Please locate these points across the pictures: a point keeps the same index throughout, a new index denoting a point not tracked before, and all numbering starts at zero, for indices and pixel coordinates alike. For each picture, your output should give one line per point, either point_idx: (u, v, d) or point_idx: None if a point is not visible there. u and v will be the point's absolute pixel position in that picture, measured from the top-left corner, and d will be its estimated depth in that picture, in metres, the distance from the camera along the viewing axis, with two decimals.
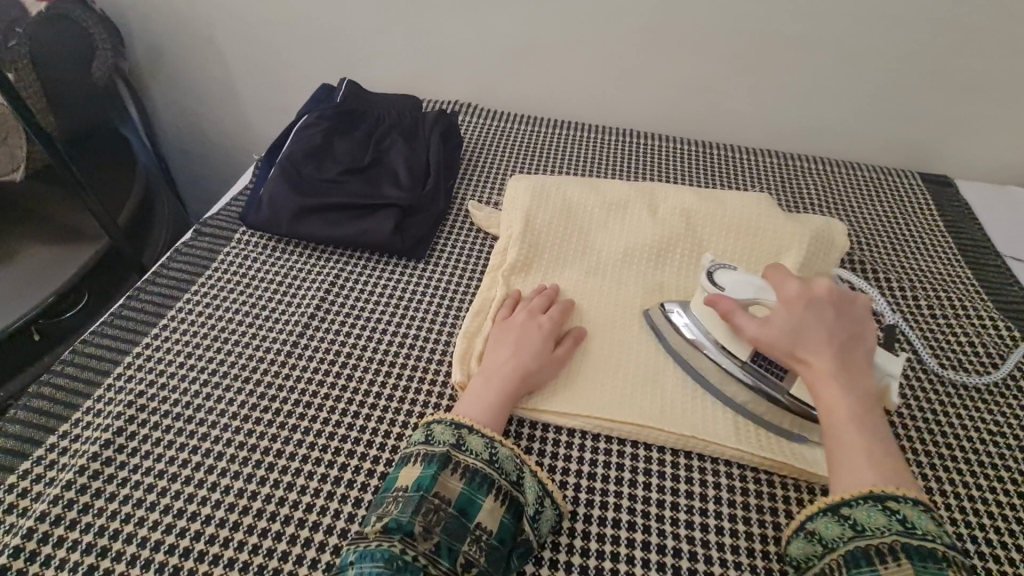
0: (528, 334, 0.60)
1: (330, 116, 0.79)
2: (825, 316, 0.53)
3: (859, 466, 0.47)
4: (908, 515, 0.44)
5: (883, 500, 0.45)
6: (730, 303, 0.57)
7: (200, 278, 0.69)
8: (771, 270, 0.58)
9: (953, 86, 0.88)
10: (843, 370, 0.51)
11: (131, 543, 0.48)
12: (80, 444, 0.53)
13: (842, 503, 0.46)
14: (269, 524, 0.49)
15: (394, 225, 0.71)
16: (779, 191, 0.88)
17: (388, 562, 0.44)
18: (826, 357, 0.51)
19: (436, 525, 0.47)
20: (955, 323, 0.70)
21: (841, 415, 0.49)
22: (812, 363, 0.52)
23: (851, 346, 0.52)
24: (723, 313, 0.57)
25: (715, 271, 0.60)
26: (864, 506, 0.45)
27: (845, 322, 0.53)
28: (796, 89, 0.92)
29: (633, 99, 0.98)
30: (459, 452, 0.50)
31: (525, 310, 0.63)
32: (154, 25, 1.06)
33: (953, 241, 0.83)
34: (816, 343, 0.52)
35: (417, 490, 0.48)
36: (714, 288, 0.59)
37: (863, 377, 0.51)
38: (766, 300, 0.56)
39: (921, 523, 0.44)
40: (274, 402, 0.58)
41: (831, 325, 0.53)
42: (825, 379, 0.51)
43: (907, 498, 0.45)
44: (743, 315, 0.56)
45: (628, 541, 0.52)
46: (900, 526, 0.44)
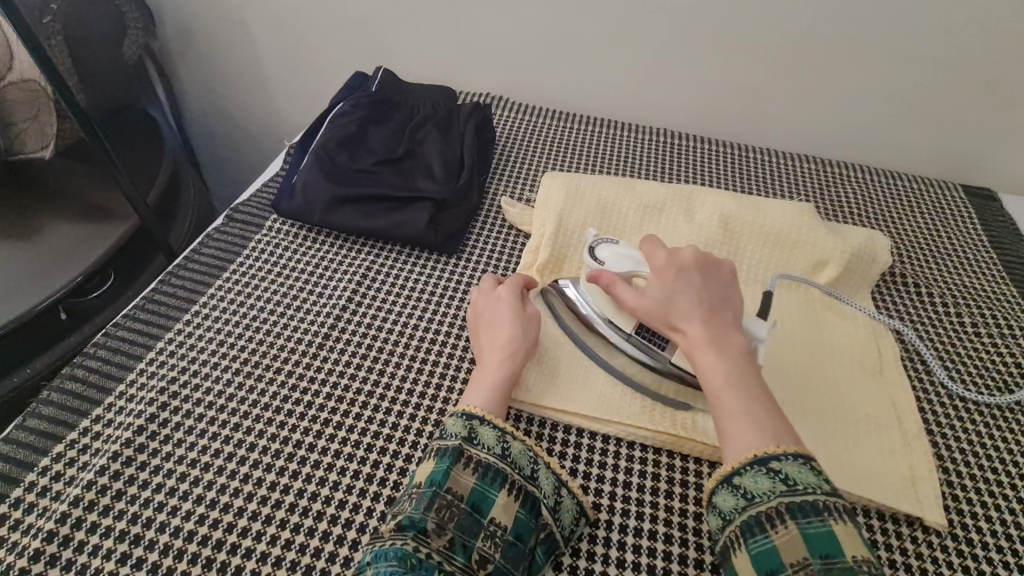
0: (498, 315, 0.59)
1: (365, 105, 0.78)
2: (693, 283, 0.55)
3: (743, 431, 0.46)
4: (789, 473, 0.43)
5: (767, 463, 0.44)
6: (610, 276, 0.59)
7: (231, 265, 0.68)
8: (645, 242, 0.60)
9: (1004, 96, 0.85)
10: (714, 335, 0.52)
11: (164, 532, 0.47)
12: (113, 429, 0.53)
13: (733, 473, 0.45)
14: (302, 519, 0.49)
15: (428, 219, 0.69)
16: (818, 199, 0.86)
17: (402, 561, 0.42)
18: (699, 325, 0.52)
19: (449, 521, 0.45)
20: (999, 343, 0.68)
21: (719, 382, 0.49)
22: (688, 334, 0.53)
23: (720, 311, 0.54)
24: (604, 285, 0.59)
25: (596, 246, 0.62)
26: (750, 472, 0.44)
27: (711, 289, 0.55)
28: (839, 94, 0.90)
29: (670, 98, 0.96)
30: (471, 446, 0.49)
31: (485, 294, 0.62)
32: (185, 5, 1.06)
33: (998, 257, 0.80)
34: (688, 313, 0.53)
35: (430, 485, 0.47)
36: (596, 263, 0.61)
37: (734, 338, 0.52)
38: (642, 272, 0.58)
39: (802, 478, 0.43)
40: (306, 394, 0.57)
41: (698, 293, 0.54)
42: (700, 348, 0.52)
43: (787, 455, 0.44)
44: (623, 286, 0.58)
45: (665, 554, 0.50)
46: (783, 486, 0.43)
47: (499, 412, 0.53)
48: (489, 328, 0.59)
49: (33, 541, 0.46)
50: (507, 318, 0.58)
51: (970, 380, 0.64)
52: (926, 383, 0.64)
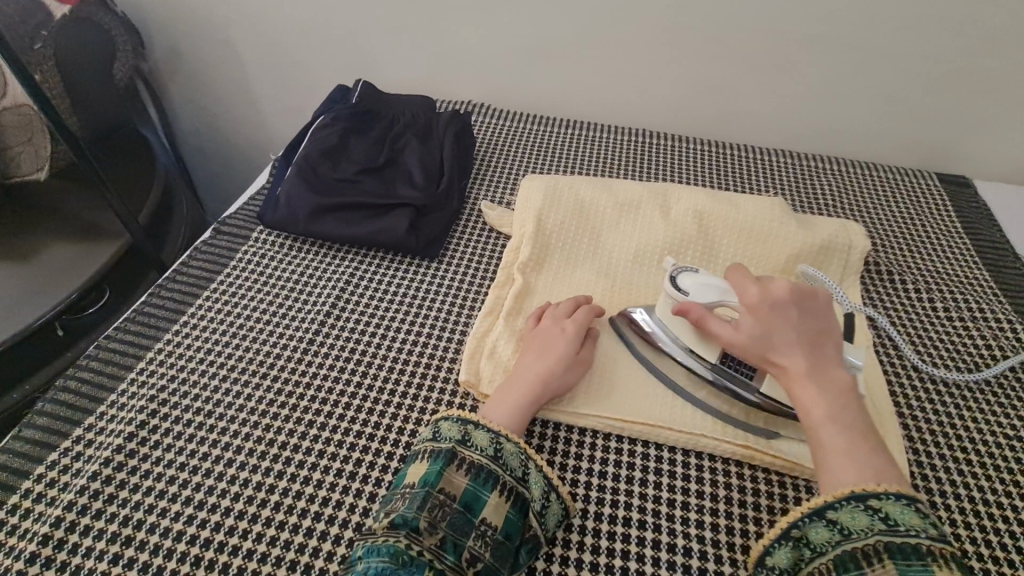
0: (551, 341, 0.59)
1: (346, 117, 0.80)
2: (790, 315, 0.53)
3: (843, 468, 0.46)
4: (890, 512, 0.43)
5: (865, 501, 0.44)
6: (701, 310, 0.55)
7: (219, 276, 0.70)
8: (733, 270, 0.58)
9: (972, 85, 0.87)
10: (814, 370, 0.51)
11: (154, 533, 0.49)
12: (104, 436, 0.55)
13: (827, 506, 0.45)
14: (287, 516, 0.50)
15: (409, 225, 0.71)
16: (794, 193, 0.88)
17: (394, 557, 0.44)
18: (799, 360, 0.51)
19: (441, 521, 0.47)
20: (970, 325, 0.70)
21: (820, 419, 0.49)
22: (786, 368, 0.52)
23: (820, 343, 0.52)
24: (695, 320, 0.56)
25: (677, 276, 0.59)
26: (848, 508, 0.45)
27: (810, 318, 0.53)
28: (810, 89, 0.92)
29: (646, 99, 0.98)
30: (464, 448, 0.51)
31: (551, 318, 0.62)
32: (174, 27, 1.08)
33: (971, 242, 0.82)
34: (786, 346, 0.52)
35: (423, 486, 0.49)
36: (679, 296, 0.58)
37: (835, 372, 0.51)
38: (730, 303, 0.56)
39: (904, 519, 0.43)
40: (291, 397, 0.59)
41: (798, 324, 0.53)
42: (800, 383, 0.51)
43: (889, 494, 0.44)
44: (716, 320, 0.55)
45: (638, 539, 0.51)
46: (883, 524, 0.43)
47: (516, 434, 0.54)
48: (536, 351, 0.59)
49: (29, 544, 0.48)
50: (557, 350, 0.58)
51: (941, 362, 0.66)
52: (898, 368, 0.65)
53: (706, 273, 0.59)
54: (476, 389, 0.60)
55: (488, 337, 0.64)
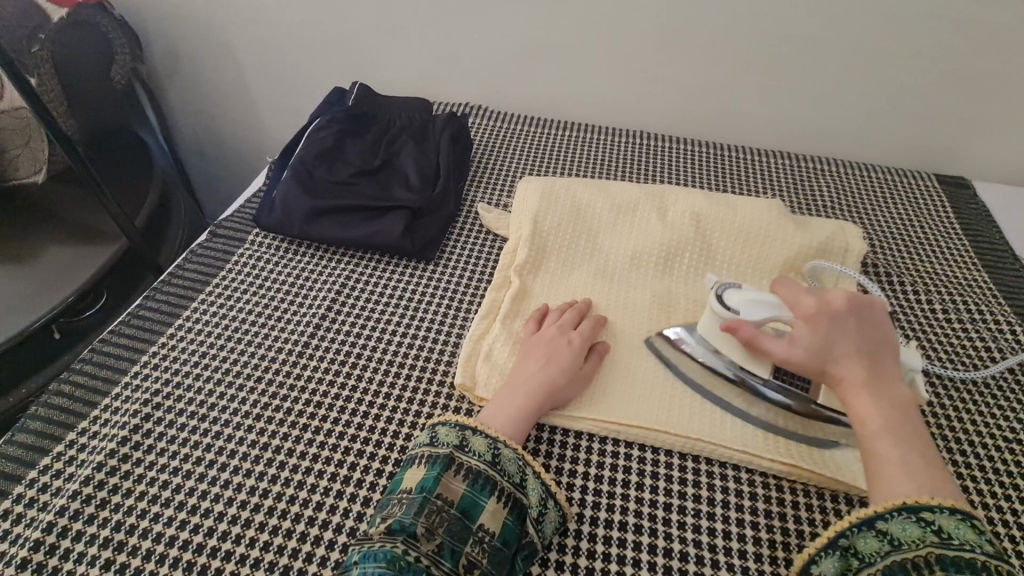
0: (558, 351, 0.59)
1: (342, 119, 0.80)
2: (850, 327, 0.53)
3: (896, 478, 0.46)
4: (944, 526, 0.42)
5: (918, 512, 0.43)
6: (750, 329, 0.55)
7: (214, 279, 0.70)
8: (781, 284, 0.58)
9: (970, 86, 0.87)
10: (872, 383, 0.50)
11: (147, 538, 0.49)
12: (98, 441, 0.55)
13: (876, 516, 0.45)
14: (279, 521, 0.50)
15: (404, 227, 0.71)
16: (792, 194, 0.87)
17: (391, 563, 0.44)
18: (858, 372, 0.51)
19: (438, 526, 0.47)
20: (970, 327, 0.69)
21: (877, 431, 0.48)
22: (843, 379, 0.51)
23: (879, 357, 0.52)
24: (744, 339, 0.55)
25: (725, 293, 0.57)
26: (900, 519, 0.44)
27: (870, 333, 0.53)
28: (807, 90, 0.92)
29: (643, 100, 0.98)
30: (461, 453, 0.50)
31: (557, 326, 0.62)
32: (171, 30, 1.09)
33: (971, 244, 0.81)
34: (846, 358, 0.52)
35: (421, 491, 0.48)
36: (728, 313, 0.56)
37: (894, 387, 0.51)
38: (784, 318, 0.54)
39: (959, 533, 0.42)
40: (285, 401, 0.58)
41: (858, 338, 0.52)
42: (857, 395, 0.50)
43: (944, 508, 0.43)
44: (768, 337, 0.54)
45: (634, 544, 0.51)
46: (936, 537, 0.42)
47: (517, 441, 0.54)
48: (540, 360, 0.58)
49: (21, 549, 0.48)
50: (564, 362, 0.58)
51: (940, 364, 0.66)
52: None
53: (751, 288, 0.58)
54: (473, 393, 0.59)
55: (484, 340, 0.63)
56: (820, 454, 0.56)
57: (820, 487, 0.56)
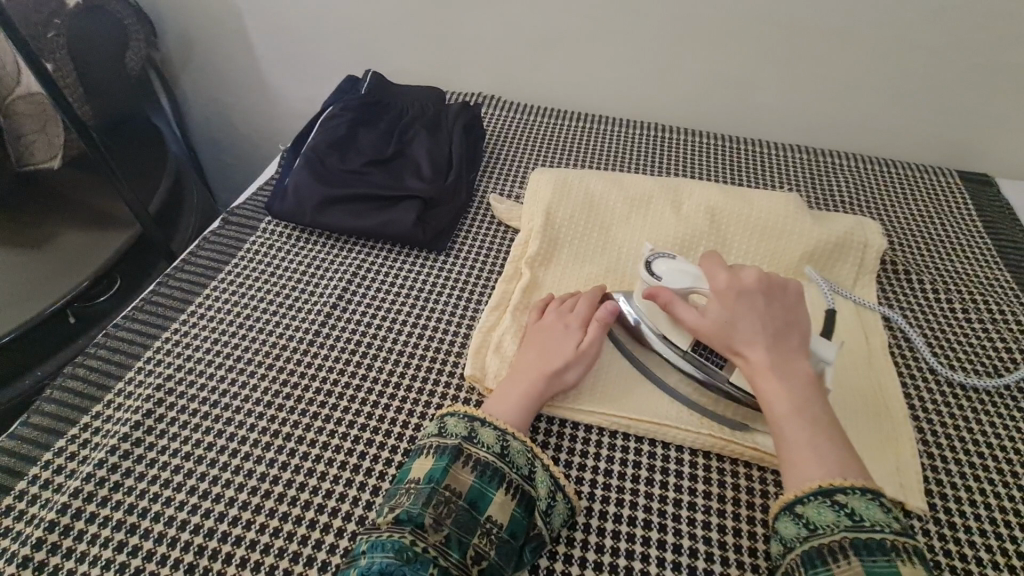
0: (554, 336, 0.58)
1: (355, 108, 0.79)
2: (756, 306, 0.54)
3: (807, 461, 0.47)
4: (855, 508, 0.44)
5: (831, 495, 0.45)
6: (670, 293, 0.57)
7: (227, 266, 0.70)
8: (708, 258, 0.59)
9: (996, 80, 0.85)
10: (779, 361, 0.52)
11: (158, 521, 0.49)
12: (111, 425, 0.55)
13: (795, 501, 0.46)
14: (290, 509, 0.50)
15: (416, 217, 0.71)
16: (809, 190, 0.86)
17: (399, 553, 0.44)
18: (763, 352, 0.52)
19: (446, 517, 0.47)
20: (990, 327, 0.68)
21: (784, 412, 0.49)
22: (751, 360, 0.53)
23: (785, 334, 0.54)
24: (663, 304, 0.57)
25: (653, 261, 0.60)
26: (815, 503, 0.45)
27: (777, 311, 0.55)
28: (829, 83, 0.90)
29: (658, 92, 0.97)
30: (470, 444, 0.50)
31: (556, 311, 0.61)
32: (185, 16, 1.09)
33: (993, 242, 0.79)
34: (752, 335, 0.53)
35: (428, 481, 0.48)
36: (653, 279, 0.59)
37: (798, 363, 0.52)
38: (702, 289, 0.57)
39: (869, 514, 0.43)
40: (296, 389, 0.59)
41: (762, 316, 0.54)
42: (764, 374, 0.51)
43: (854, 489, 0.45)
44: (683, 304, 0.56)
45: (643, 539, 0.51)
46: (849, 520, 0.43)
47: (522, 425, 0.53)
48: (538, 348, 0.58)
49: (35, 530, 0.48)
50: (560, 345, 0.57)
51: (959, 365, 0.64)
52: (912, 370, 0.64)
53: (682, 261, 0.61)
54: (482, 384, 0.59)
55: (495, 331, 0.63)
56: None
57: None
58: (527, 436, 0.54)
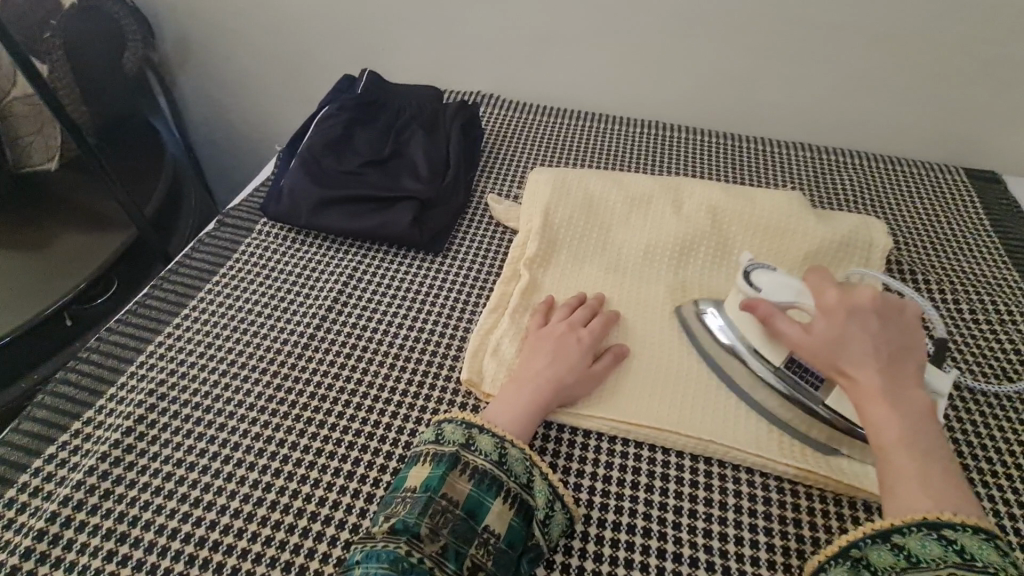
0: (565, 348, 0.57)
1: (351, 108, 0.78)
2: (871, 326, 0.50)
3: (914, 494, 0.43)
4: (966, 545, 0.40)
5: (938, 529, 0.41)
6: (769, 307, 0.53)
7: (221, 269, 0.69)
8: (812, 272, 0.55)
9: (1003, 76, 0.83)
10: (891, 385, 0.47)
11: (150, 530, 0.48)
12: (103, 430, 0.55)
13: (893, 530, 0.43)
14: (283, 516, 0.50)
15: (412, 218, 0.70)
16: (813, 188, 0.84)
17: (394, 564, 0.43)
18: (874, 374, 0.48)
19: (443, 527, 0.46)
20: (999, 329, 0.67)
21: (893, 440, 0.45)
22: (858, 380, 0.48)
23: (900, 358, 0.49)
24: (761, 317, 0.53)
25: (752, 272, 0.57)
26: (918, 534, 0.41)
27: (892, 331, 0.50)
28: (831, 80, 0.88)
29: (659, 90, 0.95)
30: (467, 452, 0.49)
31: (565, 323, 0.60)
32: (182, 16, 1.08)
33: (1001, 242, 0.78)
34: (862, 356, 0.49)
35: (425, 490, 0.47)
36: (751, 291, 0.56)
37: (913, 390, 0.47)
38: (806, 305, 0.53)
39: (982, 555, 0.39)
40: (291, 394, 0.58)
41: (876, 337, 0.49)
42: (873, 398, 0.47)
43: (966, 526, 0.41)
44: (784, 319, 0.52)
45: (643, 547, 0.50)
46: (957, 557, 0.40)
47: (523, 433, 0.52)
48: (546, 357, 0.57)
49: (25, 539, 0.48)
50: (571, 360, 0.57)
51: (966, 368, 0.63)
52: None
53: (783, 274, 0.57)
54: (479, 388, 0.58)
55: (493, 334, 0.62)
56: (843, 464, 0.54)
57: (838, 493, 0.54)
58: (526, 443, 0.53)
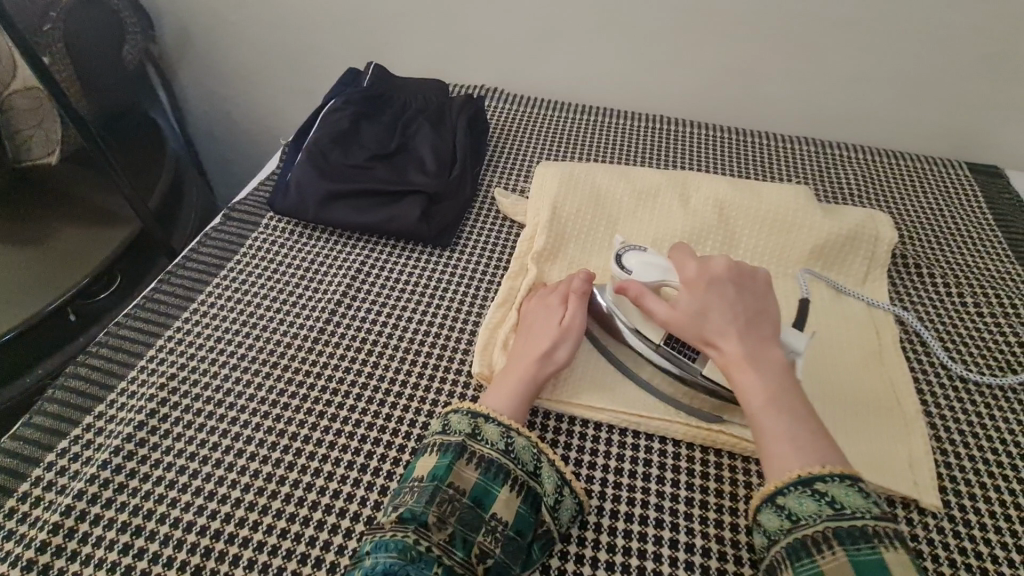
0: (544, 319, 0.58)
1: (356, 101, 0.78)
2: (727, 296, 0.54)
3: (785, 452, 0.46)
4: (835, 496, 0.43)
5: (811, 484, 0.44)
6: (639, 286, 0.57)
7: (229, 263, 0.69)
8: (674, 252, 0.59)
9: (1010, 70, 0.83)
10: (751, 352, 0.51)
11: (165, 523, 0.49)
12: (114, 424, 0.54)
13: (775, 492, 0.45)
14: (297, 508, 0.50)
15: (419, 212, 0.70)
16: (817, 182, 0.85)
17: (402, 553, 0.43)
18: (737, 344, 0.51)
19: (450, 515, 0.46)
20: (1003, 322, 0.67)
21: (761, 405, 0.49)
22: (723, 351, 0.52)
23: (758, 324, 0.53)
24: (633, 297, 0.56)
25: (623, 254, 0.59)
26: (795, 494, 0.44)
27: (746, 299, 0.54)
28: (837, 74, 0.88)
29: (664, 84, 0.95)
30: (474, 442, 0.49)
31: (542, 299, 0.61)
32: (182, 9, 1.07)
33: (1003, 236, 0.78)
34: (722, 327, 0.52)
35: (432, 480, 0.47)
36: (623, 273, 0.59)
37: (770, 353, 0.51)
38: (672, 282, 0.57)
39: (849, 501, 0.43)
40: (301, 388, 0.58)
41: (732, 308, 0.53)
42: (738, 367, 0.51)
43: (833, 476, 0.44)
44: (653, 298, 0.56)
45: (655, 538, 0.50)
46: (830, 509, 0.43)
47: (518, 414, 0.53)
48: (528, 333, 0.58)
49: (40, 533, 0.48)
50: (549, 326, 0.58)
51: (970, 361, 0.64)
52: (924, 365, 0.63)
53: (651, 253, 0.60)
54: (489, 381, 0.58)
55: (501, 327, 0.62)
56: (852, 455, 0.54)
57: None
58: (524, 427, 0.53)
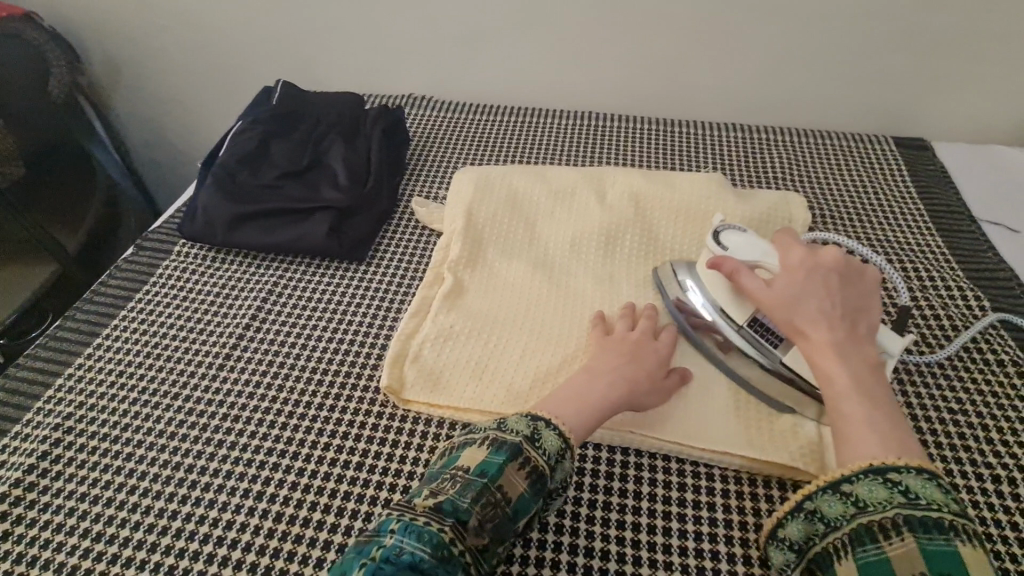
0: (641, 357, 0.55)
1: (266, 121, 0.77)
2: (830, 284, 0.51)
3: (863, 436, 0.43)
4: (912, 486, 0.39)
5: (884, 473, 0.40)
6: (735, 264, 0.55)
7: (137, 294, 0.68)
8: (781, 235, 0.57)
9: (923, 43, 0.83)
10: (842, 342, 0.49)
11: (48, 568, 0.47)
12: (4, 470, 0.53)
13: (842, 479, 0.41)
14: (186, 543, 0.48)
15: (330, 228, 0.69)
16: (741, 168, 0.84)
17: (436, 550, 0.39)
18: (827, 329, 0.49)
19: (490, 519, 0.42)
20: (919, 295, 0.67)
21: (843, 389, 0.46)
22: (811, 335, 0.49)
23: (854, 319, 0.50)
24: (726, 273, 0.55)
25: (722, 232, 0.58)
26: (866, 481, 0.40)
27: (849, 293, 0.51)
28: (755, 59, 0.88)
29: (587, 81, 0.95)
30: (531, 447, 0.46)
31: (636, 332, 0.57)
32: (106, 39, 1.06)
33: (925, 209, 0.78)
34: (815, 312, 0.50)
35: (479, 475, 0.44)
36: (719, 249, 0.57)
37: (861, 348, 0.49)
38: (770, 264, 0.54)
39: (926, 493, 0.39)
40: (202, 417, 0.56)
41: (831, 296, 0.50)
42: (824, 351, 0.48)
43: (909, 468, 0.40)
44: (748, 275, 0.54)
45: (555, 544, 0.49)
46: (902, 498, 0.39)
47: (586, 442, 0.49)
48: (620, 363, 0.54)
49: None
50: (647, 367, 0.54)
51: None
52: None
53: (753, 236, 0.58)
54: (398, 396, 0.57)
55: (412, 339, 0.61)
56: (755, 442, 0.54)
57: (754, 473, 0.54)
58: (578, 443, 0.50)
